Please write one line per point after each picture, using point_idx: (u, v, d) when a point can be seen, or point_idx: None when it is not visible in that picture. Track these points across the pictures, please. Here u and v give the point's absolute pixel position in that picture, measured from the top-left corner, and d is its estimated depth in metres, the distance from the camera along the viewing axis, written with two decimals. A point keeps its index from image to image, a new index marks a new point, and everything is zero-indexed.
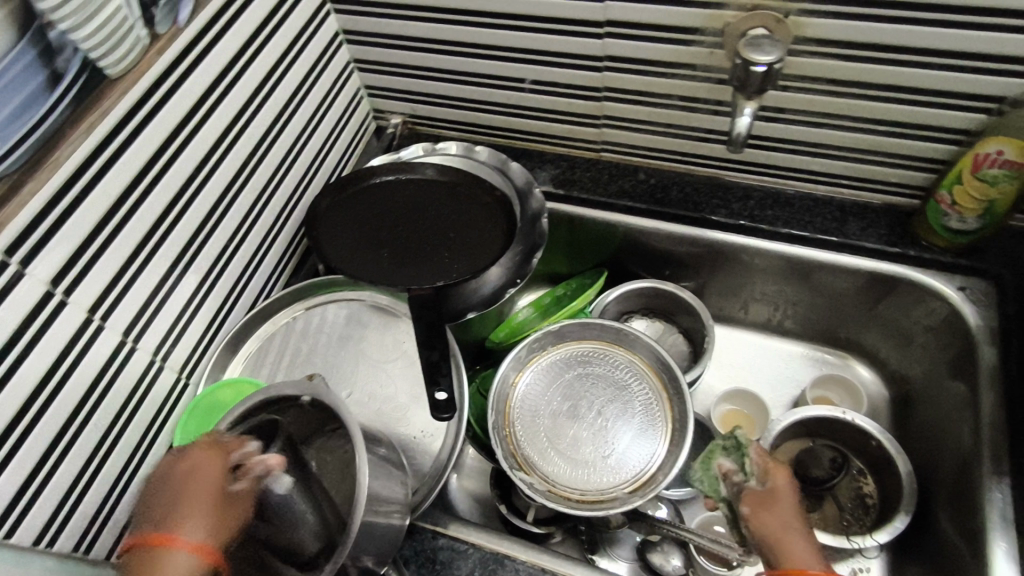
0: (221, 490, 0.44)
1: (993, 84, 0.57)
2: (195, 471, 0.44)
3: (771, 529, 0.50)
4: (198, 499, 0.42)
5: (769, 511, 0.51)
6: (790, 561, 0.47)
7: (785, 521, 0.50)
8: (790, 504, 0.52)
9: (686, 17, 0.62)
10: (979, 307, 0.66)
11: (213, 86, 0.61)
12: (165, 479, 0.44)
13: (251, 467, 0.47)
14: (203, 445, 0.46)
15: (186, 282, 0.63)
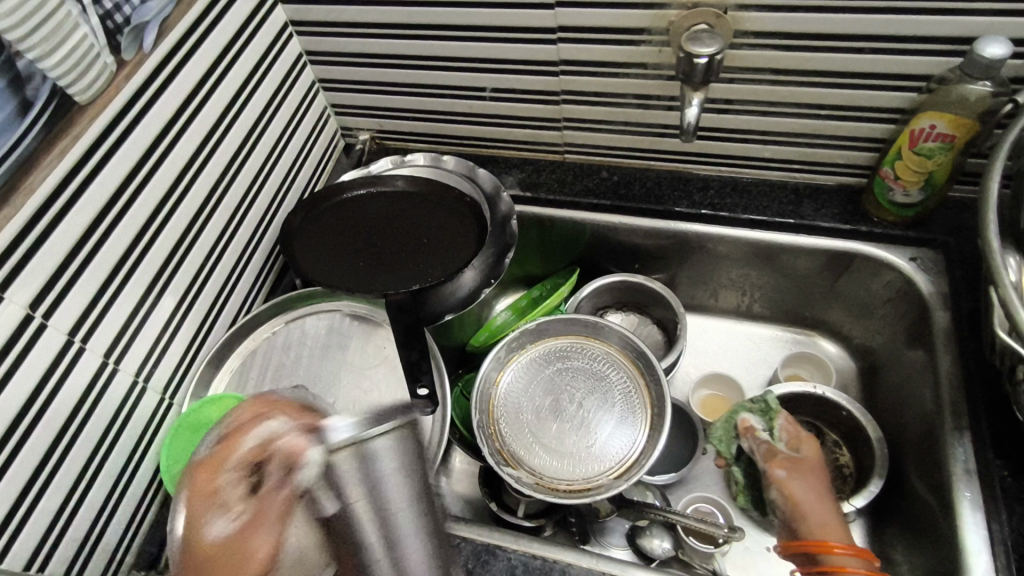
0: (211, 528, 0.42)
1: (920, 64, 0.61)
2: (196, 508, 0.43)
3: (799, 496, 0.62)
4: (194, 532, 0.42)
5: (800, 478, 0.64)
6: (821, 530, 0.60)
7: (813, 487, 0.63)
8: (814, 469, 0.65)
9: (632, 19, 0.65)
10: (929, 275, 0.70)
11: (180, 110, 0.62)
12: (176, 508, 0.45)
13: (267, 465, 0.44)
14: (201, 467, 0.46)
15: (164, 302, 0.64)
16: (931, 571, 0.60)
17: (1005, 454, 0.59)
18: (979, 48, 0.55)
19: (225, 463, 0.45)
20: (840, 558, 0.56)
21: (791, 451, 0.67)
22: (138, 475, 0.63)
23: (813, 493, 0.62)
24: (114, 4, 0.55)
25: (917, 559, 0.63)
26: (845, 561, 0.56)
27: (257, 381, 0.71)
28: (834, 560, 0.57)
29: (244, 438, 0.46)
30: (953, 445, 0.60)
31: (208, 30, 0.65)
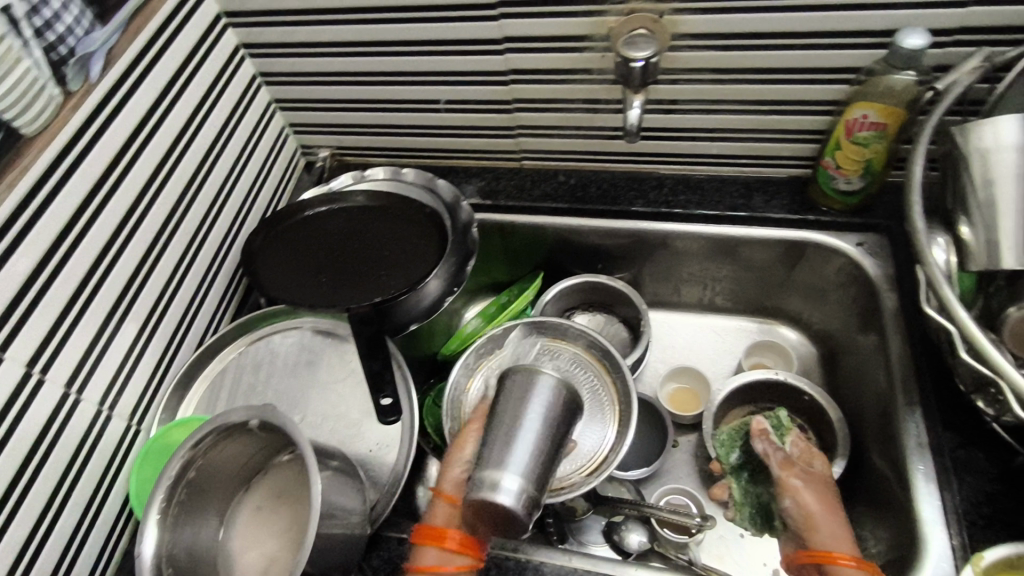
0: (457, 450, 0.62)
1: (849, 57, 0.64)
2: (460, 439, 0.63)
3: (812, 504, 0.59)
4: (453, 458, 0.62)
5: (812, 488, 0.60)
6: (833, 541, 0.56)
7: (823, 498, 0.60)
8: (822, 481, 0.62)
9: (574, 27, 0.67)
10: (876, 258, 0.72)
11: (133, 137, 0.63)
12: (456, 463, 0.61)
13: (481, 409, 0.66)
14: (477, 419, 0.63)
15: (126, 329, 0.64)
16: (893, 543, 0.62)
17: (954, 426, 0.62)
18: (899, 40, 0.57)
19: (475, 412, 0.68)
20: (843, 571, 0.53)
21: (803, 462, 0.64)
22: (106, 505, 0.62)
23: (822, 502, 0.59)
24: (57, 35, 0.55)
25: (881, 535, 0.64)
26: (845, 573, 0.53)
27: (227, 404, 0.71)
28: (836, 572, 0.53)
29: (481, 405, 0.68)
30: (904, 420, 0.62)
31: (157, 56, 0.65)
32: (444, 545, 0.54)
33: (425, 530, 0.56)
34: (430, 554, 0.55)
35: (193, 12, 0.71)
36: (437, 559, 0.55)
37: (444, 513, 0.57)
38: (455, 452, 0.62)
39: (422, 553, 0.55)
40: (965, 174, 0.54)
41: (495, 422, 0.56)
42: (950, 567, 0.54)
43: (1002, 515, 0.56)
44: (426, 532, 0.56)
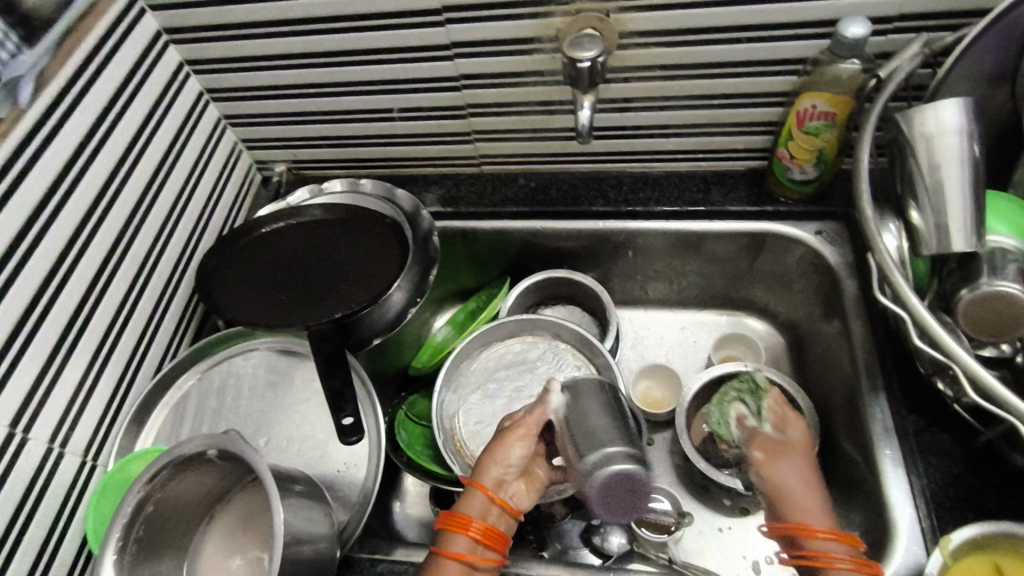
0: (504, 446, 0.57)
1: (793, 48, 0.65)
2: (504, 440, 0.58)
3: (782, 478, 0.57)
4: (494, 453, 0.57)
5: (782, 459, 0.59)
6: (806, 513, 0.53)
7: (798, 468, 0.57)
8: (802, 452, 0.60)
9: (521, 29, 0.67)
10: (835, 245, 0.73)
11: (71, 163, 0.61)
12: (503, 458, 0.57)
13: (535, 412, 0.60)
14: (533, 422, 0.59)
15: (77, 361, 0.62)
16: (866, 530, 0.62)
17: (918, 409, 0.62)
18: (842, 30, 0.58)
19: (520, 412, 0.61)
20: (829, 547, 0.50)
21: (778, 433, 0.62)
22: (63, 545, 0.60)
23: (798, 470, 0.58)
24: None
25: (853, 521, 0.64)
26: (830, 550, 0.50)
27: (189, 434, 0.69)
28: (813, 546, 0.51)
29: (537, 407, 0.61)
30: (870, 405, 0.63)
31: (94, 79, 0.63)
32: (476, 536, 0.52)
33: (457, 517, 0.53)
34: (459, 541, 0.52)
35: (132, 31, 0.69)
36: (464, 549, 0.51)
37: (477, 507, 0.54)
38: (496, 450, 0.57)
39: (451, 540, 0.52)
40: (911, 160, 0.55)
41: (590, 428, 0.57)
42: (920, 550, 0.54)
43: (967, 495, 0.57)
44: (457, 519, 0.53)
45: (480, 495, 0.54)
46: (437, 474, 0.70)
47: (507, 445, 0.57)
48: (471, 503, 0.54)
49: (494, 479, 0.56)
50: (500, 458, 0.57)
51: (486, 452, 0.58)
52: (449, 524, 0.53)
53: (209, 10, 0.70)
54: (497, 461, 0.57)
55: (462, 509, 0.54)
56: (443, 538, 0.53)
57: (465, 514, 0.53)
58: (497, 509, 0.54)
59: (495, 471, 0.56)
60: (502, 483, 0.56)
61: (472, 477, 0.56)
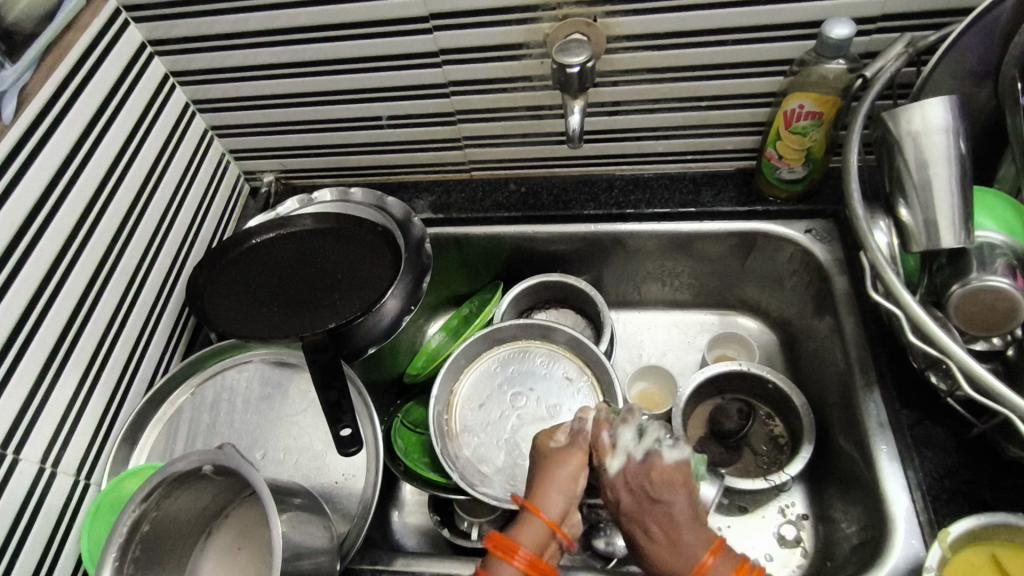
0: (560, 473, 0.51)
1: (779, 49, 0.65)
2: (562, 468, 0.51)
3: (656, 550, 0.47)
4: (551, 486, 0.50)
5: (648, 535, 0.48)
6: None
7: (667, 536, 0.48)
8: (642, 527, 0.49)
9: (509, 35, 0.67)
10: (825, 243, 0.74)
11: (55, 180, 0.60)
12: (564, 488, 0.50)
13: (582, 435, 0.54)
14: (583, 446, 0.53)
15: (67, 379, 0.61)
16: (865, 524, 0.62)
17: (912, 403, 0.62)
18: (827, 31, 0.59)
19: (554, 434, 0.54)
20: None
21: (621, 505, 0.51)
22: (58, 567, 0.59)
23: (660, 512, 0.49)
24: None
25: (852, 516, 0.65)
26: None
27: (183, 450, 0.68)
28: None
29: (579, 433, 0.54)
30: (864, 401, 0.63)
31: (79, 93, 0.63)
32: (531, 568, 0.45)
33: (507, 542, 0.46)
34: (506, 570, 0.45)
35: (116, 43, 0.68)
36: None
37: (537, 537, 0.47)
38: (555, 481, 0.50)
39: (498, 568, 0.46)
40: (899, 158, 0.55)
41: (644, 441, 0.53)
42: (919, 543, 0.55)
43: (963, 487, 0.57)
44: (508, 544, 0.46)
45: (538, 522, 0.48)
46: (436, 482, 0.70)
47: (567, 471, 0.51)
48: (528, 530, 0.47)
49: (554, 508, 0.49)
50: (561, 486, 0.50)
51: (541, 478, 0.51)
52: (499, 549, 0.46)
53: (194, 20, 0.70)
54: (556, 489, 0.50)
55: (519, 539, 0.47)
56: (487, 563, 0.46)
57: (520, 544, 0.47)
58: (555, 542, 0.48)
59: (558, 500, 0.49)
60: (563, 513, 0.49)
61: (531, 507, 0.49)
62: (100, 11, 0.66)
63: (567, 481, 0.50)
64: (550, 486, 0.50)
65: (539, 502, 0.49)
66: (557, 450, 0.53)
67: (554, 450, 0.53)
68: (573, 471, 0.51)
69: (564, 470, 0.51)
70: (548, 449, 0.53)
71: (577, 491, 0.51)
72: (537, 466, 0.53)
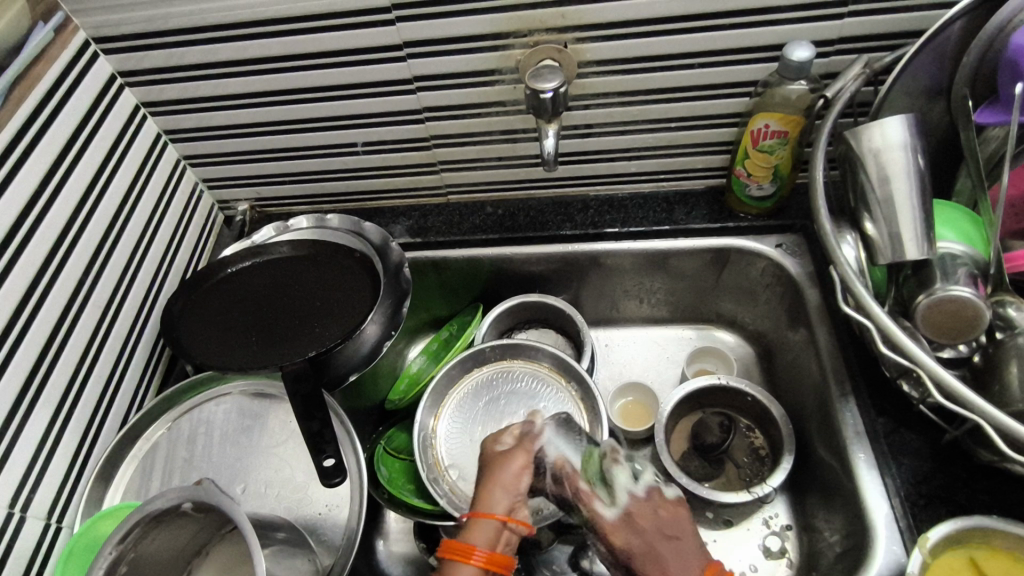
0: (503, 476, 0.50)
1: (745, 71, 0.68)
2: (504, 474, 0.51)
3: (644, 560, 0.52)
4: (495, 492, 0.49)
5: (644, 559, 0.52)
6: None
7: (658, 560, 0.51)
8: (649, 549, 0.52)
9: (481, 61, 0.68)
10: (795, 257, 0.75)
11: (25, 214, 0.58)
12: (505, 490, 0.49)
13: (526, 441, 0.54)
14: (523, 448, 0.53)
15: (37, 418, 0.59)
16: (847, 533, 0.63)
17: (886, 411, 0.64)
18: (789, 53, 0.61)
19: (497, 440, 0.55)
20: None
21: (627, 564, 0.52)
22: None
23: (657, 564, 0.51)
24: None
25: (834, 525, 0.66)
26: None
27: (160, 486, 0.66)
28: None
29: (528, 440, 0.54)
30: (841, 412, 0.65)
31: (48, 126, 0.62)
32: (488, 564, 0.45)
33: (462, 545, 0.45)
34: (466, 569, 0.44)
35: (85, 75, 0.67)
36: None
37: (486, 537, 0.46)
38: (496, 481, 0.50)
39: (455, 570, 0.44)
40: (863, 174, 0.58)
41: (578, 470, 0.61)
42: (900, 549, 0.56)
43: (939, 492, 0.59)
44: (463, 547, 0.45)
45: (486, 521, 0.47)
46: (423, 510, 0.69)
47: (511, 470, 0.51)
48: (479, 531, 0.47)
49: (500, 506, 0.48)
50: (503, 485, 0.50)
51: (484, 483, 0.50)
52: (455, 553, 0.45)
53: (165, 51, 0.69)
54: (502, 490, 0.49)
55: (471, 538, 0.46)
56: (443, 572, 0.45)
57: (474, 545, 0.46)
58: (508, 533, 0.47)
59: (503, 497, 0.49)
60: (511, 509, 0.49)
61: (477, 511, 0.48)
62: (69, 44, 0.66)
63: (507, 482, 0.50)
64: (493, 492, 0.49)
65: (483, 507, 0.48)
66: (502, 453, 0.53)
67: (499, 454, 0.53)
68: (510, 471, 0.51)
69: (507, 478, 0.50)
70: (494, 452, 0.53)
71: (522, 486, 0.50)
72: (482, 471, 0.53)
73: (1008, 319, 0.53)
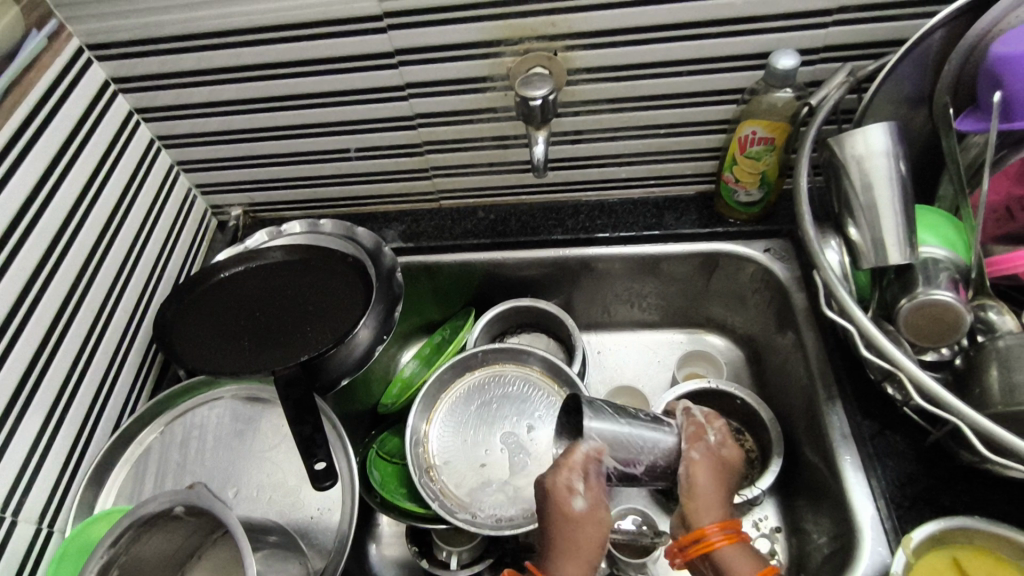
0: (587, 549, 0.51)
1: (731, 79, 0.69)
2: (586, 544, 0.51)
3: (699, 486, 0.54)
4: (580, 567, 0.50)
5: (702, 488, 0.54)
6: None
7: (708, 493, 0.54)
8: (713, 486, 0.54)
9: (471, 69, 0.69)
10: (783, 262, 0.76)
11: (18, 220, 0.59)
12: (586, 567, 0.50)
13: (599, 493, 0.53)
14: (601, 512, 0.52)
15: (29, 424, 0.59)
16: (834, 534, 0.63)
17: (872, 414, 0.65)
18: (774, 62, 0.62)
19: (570, 487, 0.52)
20: (722, 552, 0.50)
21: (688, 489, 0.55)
22: None
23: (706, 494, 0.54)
24: None
25: (822, 527, 0.66)
26: (725, 554, 0.50)
27: (152, 490, 0.66)
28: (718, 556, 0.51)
29: (601, 496, 0.53)
30: (828, 415, 0.65)
31: (41, 131, 0.62)
32: None
33: None
34: None
35: (78, 82, 0.68)
36: None
37: None
38: (577, 554, 0.50)
39: None
40: (846, 180, 0.59)
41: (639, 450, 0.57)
42: (885, 550, 0.56)
43: (924, 494, 0.60)
44: None
45: None
46: (415, 513, 0.70)
47: (592, 542, 0.51)
48: None
49: None
50: (584, 562, 0.50)
51: (566, 553, 0.50)
52: None
53: (158, 58, 0.70)
54: (581, 565, 0.50)
55: None
56: None
57: None
58: None
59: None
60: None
61: None
62: (63, 50, 0.66)
63: (588, 557, 0.51)
64: (577, 566, 0.50)
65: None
66: (580, 514, 0.52)
67: (579, 515, 0.52)
68: (593, 543, 0.51)
69: (589, 550, 0.50)
70: (571, 511, 0.52)
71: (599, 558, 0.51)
72: (557, 528, 0.52)
73: (989, 322, 0.55)
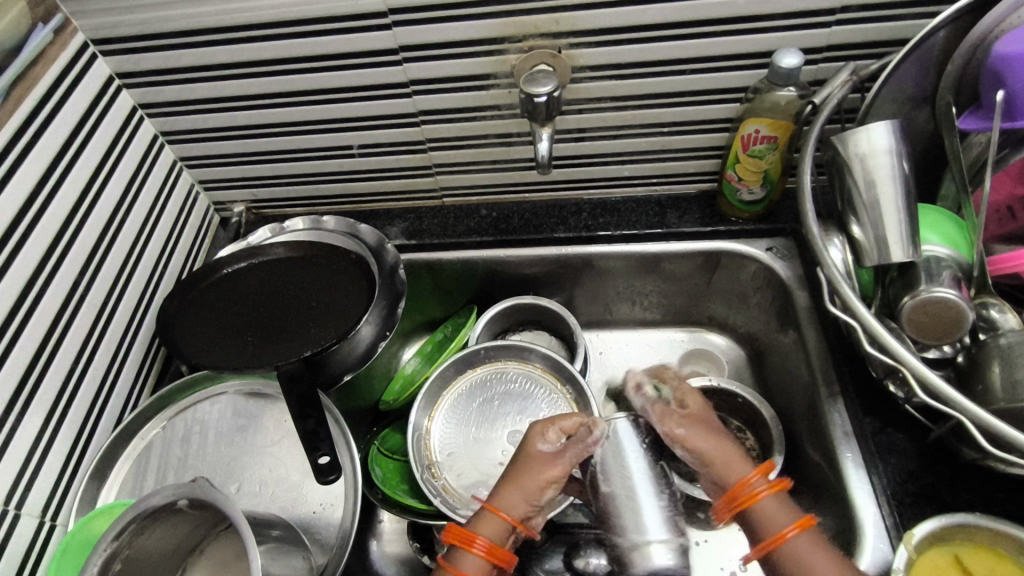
0: (535, 482, 0.54)
1: (734, 78, 0.69)
2: (534, 476, 0.54)
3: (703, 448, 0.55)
4: (520, 494, 0.53)
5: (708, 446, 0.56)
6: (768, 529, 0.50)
7: (714, 445, 0.56)
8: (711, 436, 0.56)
9: (475, 66, 0.69)
10: (785, 260, 0.77)
11: (23, 213, 0.59)
12: (524, 496, 0.53)
13: (571, 449, 0.56)
14: (561, 461, 0.55)
15: (32, 418, 0.59)
16: (835, 532, 0.63)
17: (874, 411, 0.65)
18: (778, 60, 0.63)
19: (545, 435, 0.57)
20: (761, 504, 0.51)
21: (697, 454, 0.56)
22: None
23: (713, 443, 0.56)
24: None
25: (823, 525, 0.66)
26: (765, 504, 0.51)
27: (153, 485, 0.66)
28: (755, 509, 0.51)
29: (569, 450, 0.56)
30: (830, 412, 0.66)
31: (47, 126, 0.62)
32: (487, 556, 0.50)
33: (467, 533, 0.51)
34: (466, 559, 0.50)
35: (84, 76, 0.68)
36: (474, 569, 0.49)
37: (493, 532, 0.51)
38: (522, 482, 0.54)
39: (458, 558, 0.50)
40: (850, 178, 0.59)
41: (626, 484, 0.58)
42: (887, 547, 0.57)
43: (925, 491, 0.60)
44: (466, 535, 0.51)
45: (497, 520, 0.52)
46: (417, 510, 0.69)
47: (540, 478, 0.54)
48: (487, 526, 0.52)
49: (516, 509, 0.53)
50: (525, 491, 0.53)
51: (513, 478, 0.54)
52: (459, 539, 0.50)
53: (163, 54, 0.70)
54: (520, 492, 0.53)
55: (478, 530, 0.51)
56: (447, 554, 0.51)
57: (478, 534, 0.51)
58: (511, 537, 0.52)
59: (522, 505, 0.53)
60: (525, 516, 0.53)
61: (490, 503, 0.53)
62: (68, 44, 0.66)
63: (532, 490, 0.53)
64: (519, 493, 0.53)
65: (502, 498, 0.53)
66: (545, 456, 0.55)
67: (540, 458, 0.55)
68: (540, 479, 0.54)
69: (533, 483, 0.54)
70: (539, 452, 0.55)
71: (542, 497, 0.54)
72: (519, 462, 0.56)
73: (990, 320, 0.55)
